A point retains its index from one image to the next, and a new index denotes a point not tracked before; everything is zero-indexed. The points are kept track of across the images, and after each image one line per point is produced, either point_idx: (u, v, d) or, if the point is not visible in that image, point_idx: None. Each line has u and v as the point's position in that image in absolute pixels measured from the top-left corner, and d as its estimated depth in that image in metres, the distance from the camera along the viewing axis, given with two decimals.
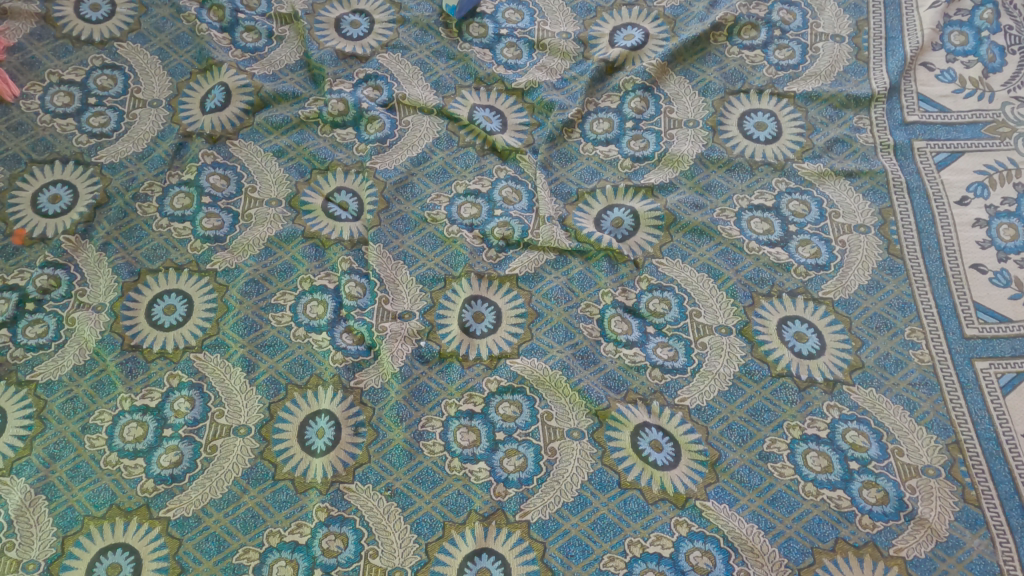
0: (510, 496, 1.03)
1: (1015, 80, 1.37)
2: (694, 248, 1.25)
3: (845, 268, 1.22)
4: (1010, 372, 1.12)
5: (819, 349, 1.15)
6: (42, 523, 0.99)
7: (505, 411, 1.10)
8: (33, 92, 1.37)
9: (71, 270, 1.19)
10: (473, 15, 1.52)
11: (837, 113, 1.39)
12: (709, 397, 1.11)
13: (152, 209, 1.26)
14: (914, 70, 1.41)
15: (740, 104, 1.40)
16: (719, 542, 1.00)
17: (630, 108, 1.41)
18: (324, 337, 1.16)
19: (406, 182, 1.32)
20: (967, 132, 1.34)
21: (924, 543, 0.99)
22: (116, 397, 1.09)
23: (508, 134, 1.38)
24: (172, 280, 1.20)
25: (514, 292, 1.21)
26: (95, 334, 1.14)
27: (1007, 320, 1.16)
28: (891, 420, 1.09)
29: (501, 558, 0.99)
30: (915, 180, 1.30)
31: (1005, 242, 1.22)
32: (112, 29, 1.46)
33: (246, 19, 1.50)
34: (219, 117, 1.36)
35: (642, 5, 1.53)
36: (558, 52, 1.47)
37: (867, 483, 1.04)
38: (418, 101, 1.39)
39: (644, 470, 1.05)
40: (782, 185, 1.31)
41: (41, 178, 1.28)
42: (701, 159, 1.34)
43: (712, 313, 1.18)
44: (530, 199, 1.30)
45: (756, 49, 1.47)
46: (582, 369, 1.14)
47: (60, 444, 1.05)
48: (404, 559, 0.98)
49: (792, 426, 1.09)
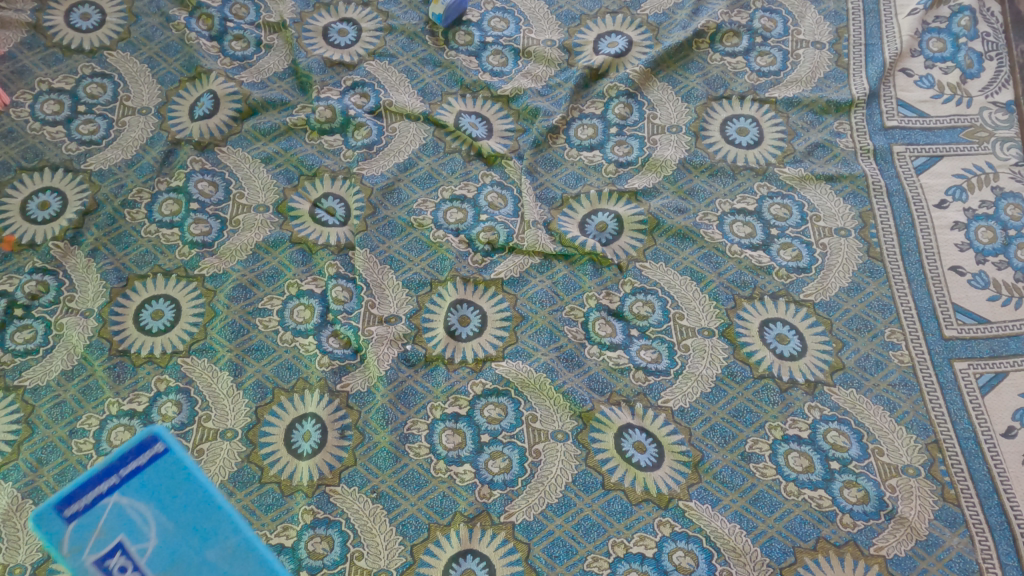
0: (495, 497, 1.04)
1: (993, 86, 1.40)
2: (677, 252, 1.26)
3: (827, 271, 1.23)
4: (989, 372, 1.13)
5: (801, 351, 1.16)
6: (29, 528, 1.00)
7: (490, 414, 1.11)
8: (23, 100, 1.39)
9: (59, 276, 1.20)
10: (459, 24, 1.54)
11: (819, 118, 1.41)
12: (692, 398, 1.12)
13: (141, 215, 1.27)
14: (894, 76, 1.43)
15: (722, 110, 1.42)
16: (702, 542, 1.01)
17: (614, 114, 1.42)
18: (311, 341, 1.17)
19: (393, 187, 1.33)
20: (946, 136, 1.36)
21: (904, 541, 1.00)
22: (103, 401, 1.10)
23: (494, 140, 1.39)
24: (160, 285, 1.21)
25: (500, 296, 1.22)
26: (83, 339, 1.15)
27: (986, 320, 1.18)
28: (872, 420, 1.10)
29: (486, 559, 1.00)
30: (894, 184, 1.32)
31: (984, 244, 1.24)
32: (102, 38, 1.47)
33: (235, 28, 1.51)
34: (207, 124, 1.38)
35: (626, 13, 1.55)
36: (543, 59, 1.49)
37: (847, 483, 1.05)
38: (405, 108, 1.41)
39: (628, 471, 1.06)
40: (764, 189, 1.33)
41: (31, 185, 1.29)
42: (683, 165, 1.36)
43: (695, 316, 1.20)
44: (515, 204, 1.32)
45: (738, 56, 1.49)
46: (566, 372, 1.15)
47: (48, 448, 1.06)
48: (389, 560, 0.99)
49: (773, 426, 1.10)
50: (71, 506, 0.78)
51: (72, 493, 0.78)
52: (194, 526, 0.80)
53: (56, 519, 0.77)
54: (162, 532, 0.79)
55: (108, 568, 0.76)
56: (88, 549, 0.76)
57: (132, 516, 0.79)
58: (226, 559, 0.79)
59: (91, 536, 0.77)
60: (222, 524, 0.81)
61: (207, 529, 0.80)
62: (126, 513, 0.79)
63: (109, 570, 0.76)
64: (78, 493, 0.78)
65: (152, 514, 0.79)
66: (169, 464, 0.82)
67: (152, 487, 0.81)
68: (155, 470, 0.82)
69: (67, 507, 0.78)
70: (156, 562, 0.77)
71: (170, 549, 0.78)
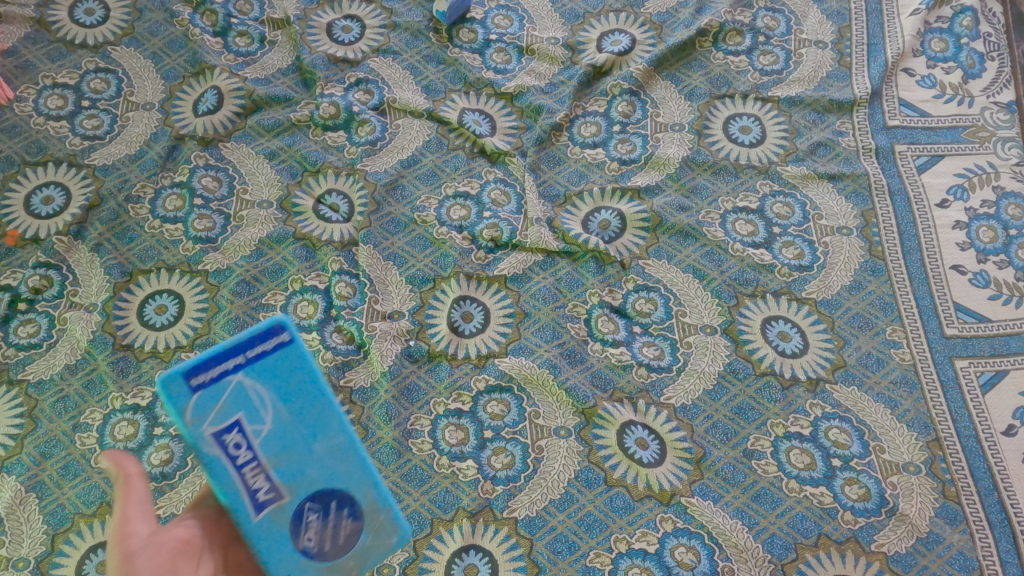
0: (497, 493, 1.05)
1: (994, 86, 1.40)
2: (679, 249, 1.27)
3: (828, 270, 1.24)
4: (989, 370, 1.14)
5: (802, 349, 1.16)
6: (33, 521, 1.00)
7: (493, 410, 1.11)
8: (27, 95, 1.39)
9: (63, 270, 1.20)
10: (462, 21, 1.54)
11: (821, 118, 1.41)
12: (694, 395, 1.13)
13: (144, 211, 1.28)
14: (896, 76, 1.44)
15: (725, 108, 1.43)
16: (704, 538, 1.01)
17: (617, 112, 1.43)
18: (314, 337, 1.16)
19: (396, 184, 1.33)
20: (947, 136, 1.36)
21: (904, 538, 1.01)
22: (107, 396, 1.10)
23: (498, 137, 1.39)
24: (164, 281, 1.21)
25: (503, 292, 1.22)
26: (86, 334, 1.15)
27: (986, 319, 1.18)
28: (873, 417, 1.10)
29: (489, 554, 1.00)
30: (896, 183, 1.32)
31: (984, 244, 1.25)
32: (106, 34, 1.47)
33: (239, 24, 1.51)
34: (211, 120, 1.38)
35: (629, 12, 1.55)
36: (547, 57, 1.49)
37: (848, 480, 1.06)
38: (408, 105, 1.41)
39: (630, 468, 1.07)
40: (766, 187, 1.33)
41: (35, 180, 1.29)
42: (686, 163, 1.36)
43: (697, 313, 1.20)
44: (518, 201, 1.32)
45: (741, 55, 1.49)
46: (569, 368, 1.15)
47: (51, 442, 1.07)
48: (392, 555, 0.99)
49: (775, 423, 1.11)
50: (197, 374, 0.64)
51: (198, 362, 0.64)
52: (310, 420, 0.68)
53: (175, 386, 0.63)
54: (279, 421, 0.66)
55: (223, 445, 0.65)
56: (206, 421, 0.64)
57: (252, 401, 0.66)
58: (336, 457, 0.69)
59: (210, 410, 0.64)
60: (339, 425, 0.68)
61: (323, 426, 0.68)
62: (247, 395, 0.65)
63: (224, 446, 0.65)
64: (205, 364, 0.64)
65: (270, 399, 0.66)
66: (299, 358, 0.67)
67: (276, 374, 0.66)
68: (282, 359, 0.66)
69: (192, 375, 0.64)
70: (269, 452, 0.67)
71: (286, 438, 0.67)
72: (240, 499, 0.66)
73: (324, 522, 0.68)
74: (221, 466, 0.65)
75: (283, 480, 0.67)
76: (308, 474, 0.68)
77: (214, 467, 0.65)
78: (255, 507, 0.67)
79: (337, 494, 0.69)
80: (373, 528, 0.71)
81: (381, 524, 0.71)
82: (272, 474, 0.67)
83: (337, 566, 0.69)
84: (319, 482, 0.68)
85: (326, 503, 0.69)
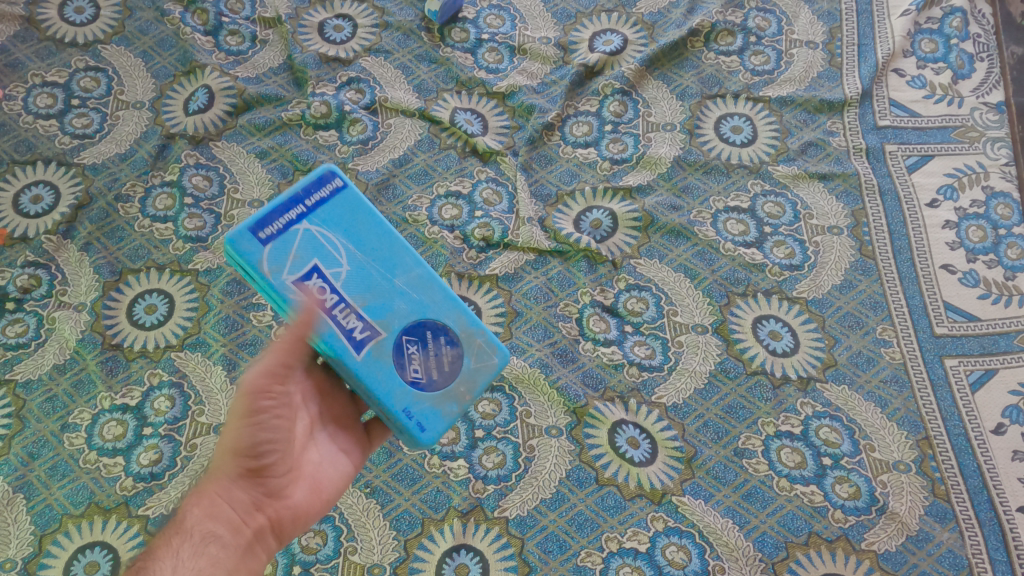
0: (488, 492, 1.04)
1: (984, 86, 1.41)
2: (671, 249, 1.27)
3: (819, 269, 1.24)
4: (979, 369, 1.14)
5: (793, 348, 1.17)
6: (21, 522, 1.00)
7: (484, 409, 1.11)
8: (16, 93, 1.38)
9: (51, 269, 1.19)
10: (454, 21, 1.54)
11: (812, 118, 1.41)
12: (685, 394, 1.13)
13: (134, 210, 1.27)
14: (886, 77, 1.44)
15: (716, 108, 1.43)
16: (695, 537, 1.02)
17: (609, 111, 1.43)
18: None
19: (388, 183, 1.33)
20: (937, 137, 1.37)
21: (894, 537, 1.01)
22: (96, 395, 1.10)
23: (489, 137, 1.39)
24: (154, 280, 1.20)
25: (494, 292, 1.22)
26: (76, 333, 1.14)
27: (976, 318, 1.19)
28: (864, 416, 1.11)
29: (480, 554, 1.00)
30: (886, 183, 1.33)
31: (974, 243, 1.25)
32: (96, 32, 1.47)
33: (230, 23, 1.51)
34: (202, 119, 1.37)
35: (621, 12, 1.55)
36: (539, 56, 1.49)
37: (839, 479, 1.06)
38: (400, 104, 1.41)
39: (621, 467, 1.07)
40: (757, 187, 1.33)
41: (24, 178, 1.29)
42: (678, 163, 1.36)
43: (688, 312, 1.20)
44: (510, 201, 1.32)
45: (732, 55, 1.49)
46: (560, 367, 1.15)
47: (39, 443, 1.06)
48: (383, 555, 0.99)
49: (766, 422, 1.11)
50: (265, 229, 0.74)
51: (264, 217, 0.74)
52: (383, 258, 0.77)
53: (249, 243, 0.74)
54: (353, 261, 0.76)
55: (306, 290, 0.74)
56: (286, 270, 0.74)
57: (322, 245, 0.76)
58: (417, 289, 0.77)
59: (286, 258, 0.75)
60: (410, 261, 0.78)
61: (394, 262, 0.77)
62: (317, 241, 0.75)
63: (308, 291, 0.74)
64: (270, 218, 0.75)
65: (341, 243, 0.76)
66: (350, 201, 0.78)
67: (335, 216, 0.77)
68: (337, 204, 0.77)
69: (260, 231, 0.74)
70: (352, 290, 0.76)
71: (363, 276, 0.76)
72: (337, 339, 0.75)
73: (424, 353, 0.76)
74: (312, 310, 0.74)
75: (373, 318, 0.76)
76: (396, 308, 0.76)
77: (305, 312, 0.74)
78: (354, 344, 0.75)
79: (429, 324, 0.77)
80: (473, 350, 0.78)
81: (480, 346, 0.78)
82: (362, 312, 0.76)
83: (449, 392, 0.77)
84: (408, 315, 0.77)
85: (420, 335, 0.77)
